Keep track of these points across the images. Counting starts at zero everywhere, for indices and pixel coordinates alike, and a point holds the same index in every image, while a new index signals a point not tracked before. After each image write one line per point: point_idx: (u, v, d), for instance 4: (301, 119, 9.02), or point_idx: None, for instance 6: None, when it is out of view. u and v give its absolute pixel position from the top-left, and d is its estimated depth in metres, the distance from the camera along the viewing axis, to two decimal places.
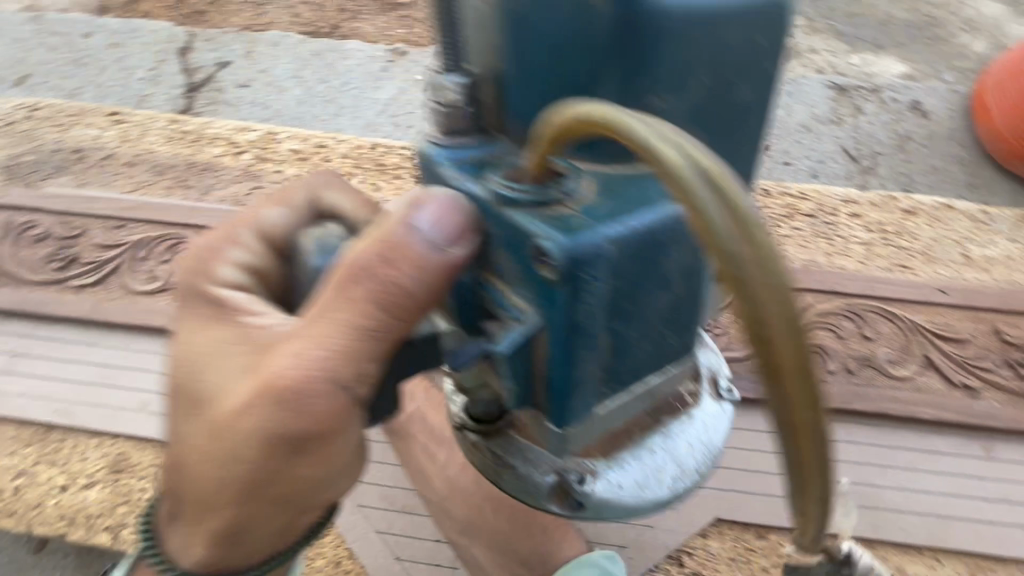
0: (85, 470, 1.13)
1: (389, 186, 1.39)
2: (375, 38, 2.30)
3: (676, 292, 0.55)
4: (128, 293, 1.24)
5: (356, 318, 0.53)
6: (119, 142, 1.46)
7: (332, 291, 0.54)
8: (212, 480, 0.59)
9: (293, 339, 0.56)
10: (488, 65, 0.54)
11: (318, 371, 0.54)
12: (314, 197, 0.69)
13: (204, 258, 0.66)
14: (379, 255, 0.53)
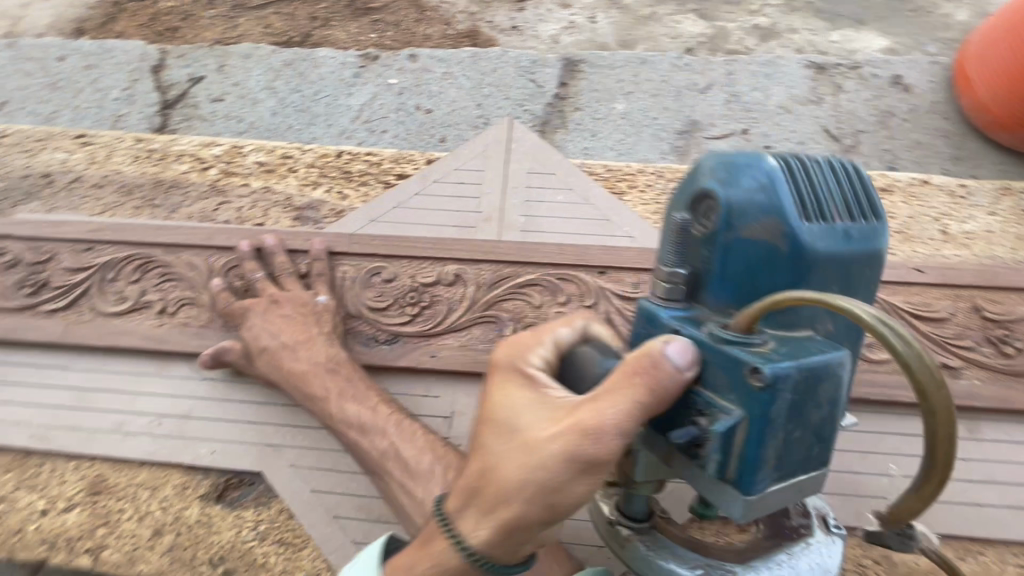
0: (65, 493, 1.14)
1: (356, 194, 1.39)
2: (347, 44, 2.29)
3: (830, 427, 0.68)
4: (99, 315, 1.23)
5: (639, 394, 0.65)
6: (86, 165, 1.45)
7: (622, 375, 0.67)
8: (504, 492, 0.69)
9: (591, 399, 0.68)
10: (702, 265, 0.75)
11: (610, 421, 0.66)
12: (586, 325, 0.83)
13: (518, 351, 0.80)
14: (646, 363, 0.66)
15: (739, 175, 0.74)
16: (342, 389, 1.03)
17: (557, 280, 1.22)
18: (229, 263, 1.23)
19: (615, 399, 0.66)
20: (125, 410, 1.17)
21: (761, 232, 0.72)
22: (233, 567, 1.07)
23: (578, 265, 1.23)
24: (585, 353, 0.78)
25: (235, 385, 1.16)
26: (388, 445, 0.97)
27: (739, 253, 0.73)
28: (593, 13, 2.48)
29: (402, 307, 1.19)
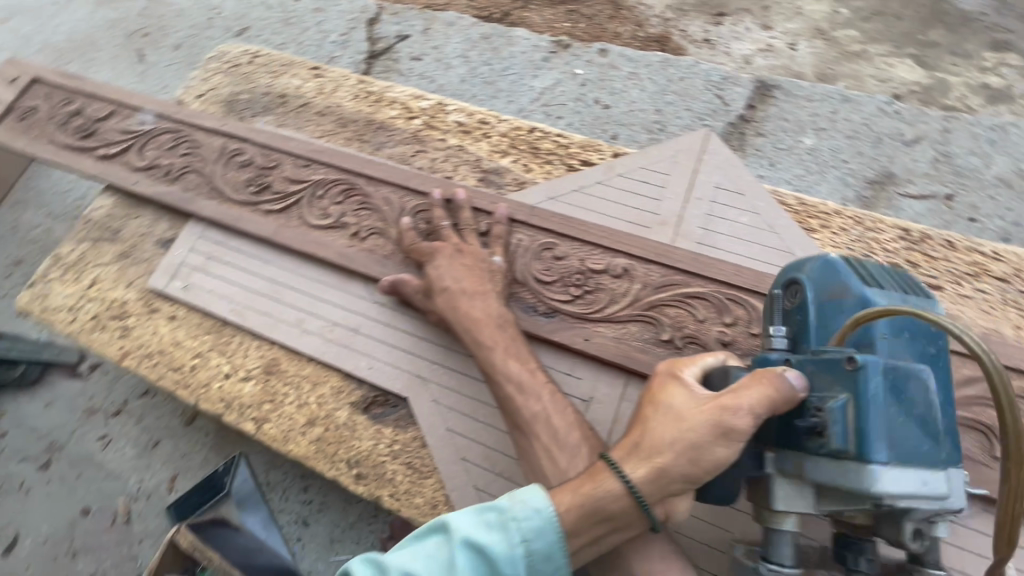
0: (245, 365, 1.32)
1: (540, 171, 1.45)
2: (542, 28, 2.37)
3: (931, 428, 0.77)
4: (304, 224, 1.40)
5: (771, 389, 0.83)
6: (315, 94, 1.64)
7: (756, 376, 0.86)
8: (654, 447, 0.89)
9: (730, 389, 0.87)
10: (796, 324, 0.93)
11: (746, 405, 0.83)
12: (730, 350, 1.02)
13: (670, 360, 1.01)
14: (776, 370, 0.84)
15: (819, 269, 0.93)
16: (508, 347, 1.08)
17: (727, 300, 1.18)
18: (421, 207, 1.35)
19: (747, 388, 0.84)
20: (306, 310, 1.33)
21: (841, 295, 0.88)
22: (365, 473, 1.19)
23: (755, 292, 1.17)
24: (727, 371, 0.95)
25: (401, 314, 1.27)
26: (541, 411, 1.00)
27: (827, 314, 0.89)
28: (795, 40, 2.34)
29: (567, 285, 1.23)
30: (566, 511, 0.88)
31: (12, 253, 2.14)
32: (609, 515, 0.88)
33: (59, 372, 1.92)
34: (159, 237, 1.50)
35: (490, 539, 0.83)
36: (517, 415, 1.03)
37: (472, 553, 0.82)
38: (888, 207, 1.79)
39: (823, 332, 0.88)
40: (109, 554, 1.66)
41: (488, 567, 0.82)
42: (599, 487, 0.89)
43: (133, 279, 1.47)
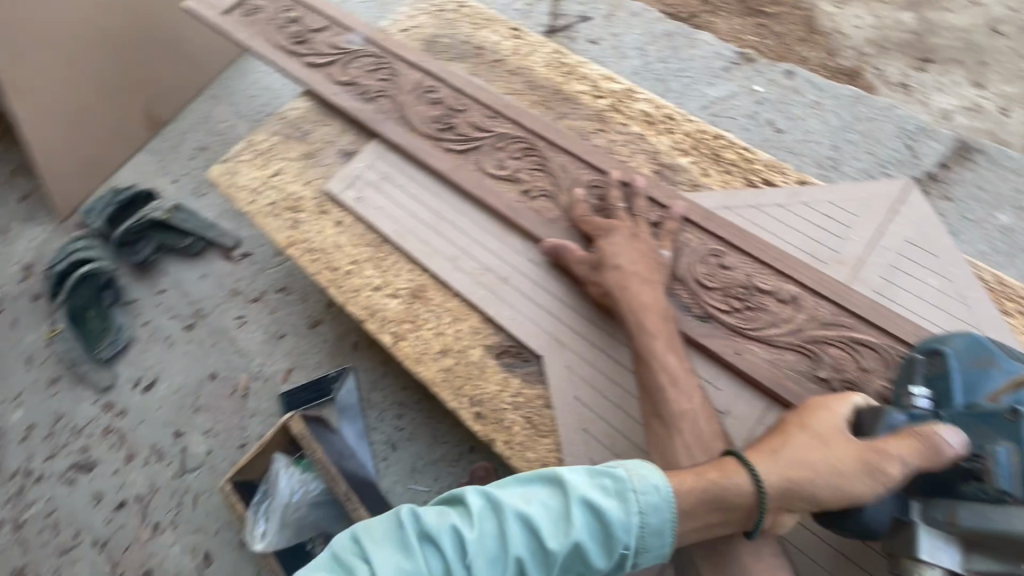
0: (395, 284, 1.40)
1: (718, 178, 1.42)
2: (727, 36, 2.29)
3: None
4: (479, 170, 1.47)
5: (933, 452, 0.86)
6: (511, 54, 1.71)
7: (921, 435, 0.87)
8: (795, 463, 0.93)
9: (891, 439, 0.89)
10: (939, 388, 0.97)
11: (905, 460, 0.87)
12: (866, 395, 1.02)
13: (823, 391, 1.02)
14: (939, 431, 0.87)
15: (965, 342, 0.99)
16: (669, 339, 1.07)
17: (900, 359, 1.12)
18: (596, 184, 1.38)
19: (908, 445, 0.88)
20: (464, 249, 1.39)
21: (987, 364, 0.95)
22: (484, 414, 1.23)
23: None
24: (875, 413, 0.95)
25: (555, 279, 1.30)
26: (690, 409, 1.01)
27: (973, 381, 0.95)
28: (1008, 105, 2.12)
29: (727, 297, 1.22)
30: (690, 491, 0.92)
31: (200, 139, 2.41)
32: (728, 505, 0.93)
33: (215, 249, 2.14)
34: (342, 150, 1.62)
35: (607, 504, 0.88)
36: (665, 407, 1.02)
37: (587, 511, 0.88)
38: None
39: (972, 398, 0.93)
40: (224, 418, 1.85)
41: (601, 527, 0.88)
42: (728, 479, 0.93)
43: (312, 179, 1.59)
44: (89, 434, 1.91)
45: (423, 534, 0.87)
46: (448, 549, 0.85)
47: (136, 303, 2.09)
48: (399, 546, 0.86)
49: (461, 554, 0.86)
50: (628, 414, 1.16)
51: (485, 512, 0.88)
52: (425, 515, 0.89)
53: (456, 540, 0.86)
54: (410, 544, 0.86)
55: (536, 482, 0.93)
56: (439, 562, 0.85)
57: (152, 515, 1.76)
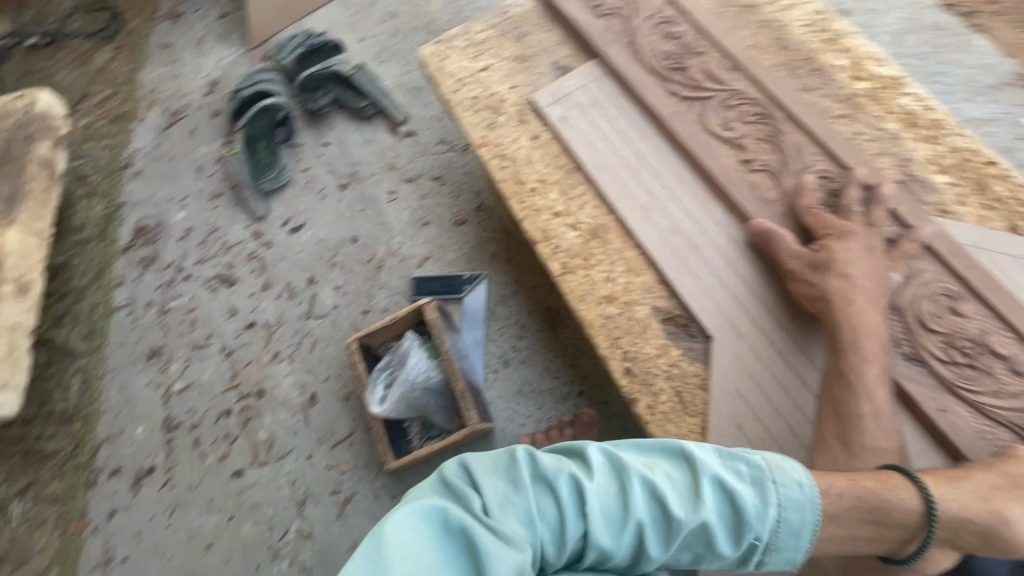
0: (577, 214, 1.34)
1: (976, 210, 1.21)
2: (1008, 47, 1.89)
3: None
4: (701, 123, 1.34)
5: None
6: (768, 3, 1.50)
7: None
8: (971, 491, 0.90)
9: None
10: None
11: None
12: None
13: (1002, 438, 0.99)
14: None
15: None
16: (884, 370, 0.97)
17: None
18: (833, 176, 1.22)
19: None
20: (660, 201, 1.30)
21: None
22: (633, 372, 1.19)
23: None
24: None
25: (752, 263, 1.19)
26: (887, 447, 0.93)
27: None
28: None
29: (949, 346, 1.07)
30: (840, 495, 0.87)
31: (393, 6, 2.36)
32: (886, 520, 0.87)
33: (383, 120, 2.16)
34: (555, 60, 1.53)
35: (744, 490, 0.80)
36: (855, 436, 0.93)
37: (711, 490, 0.80)
38: None
39: None
40: (356, 282, 1.93)
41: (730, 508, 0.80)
42: (889, 491, 0.88)
43: (517, 84, 1.52)
44: (235, 253, 2.06)
45: (539, 473, 0.79)
46: (567, 493, 0.78)
47: (301, 149, 2.16)
48: (509, 479, 0.79)
49: (574, 497, 0.78)
50: (789, 427, 1.09)
51: (606, 467, 0.81)
52: (541, 457, 0.81)
53: (573, 487, 0.79)
54: (522, 480, 0.78)
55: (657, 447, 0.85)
56: (552, 506, 0.77)
57: (274, 343, 1.91)
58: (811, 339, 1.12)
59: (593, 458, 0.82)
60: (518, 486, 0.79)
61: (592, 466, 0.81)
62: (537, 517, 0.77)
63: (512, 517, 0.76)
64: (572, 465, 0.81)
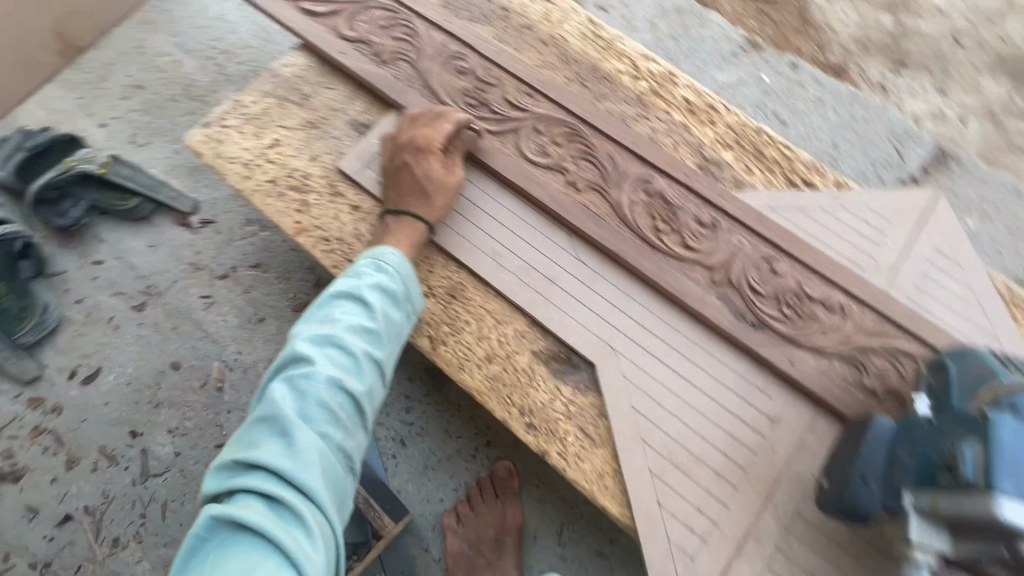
0: (427, 279, 1.26)
1: (761, 176, 1.39)
2: (733, 18, 2.22)
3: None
4: (519, 156, 1.34)
5: (880, 348, 1.19)
6: (541, 20, 1.53)
7: (871, 340, 1.20)
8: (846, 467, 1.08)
9: (858, 349, 1.19)
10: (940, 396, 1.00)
11: (874, 372, 1.17)
12: (858, 326, 1.21)
13: (821, 333, 1.20)
14: (879, 333, 1.20)
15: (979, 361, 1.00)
16: None
17: (895, 352, 1.19)
18: (651, 179, 1.32)
19: (871, 344, 1.19)
20: (505, 243, 1.27)
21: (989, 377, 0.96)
22: (536, 425, 1.17)
23: (918, 342, 1.19)
24: (859, 326, 1.21)
25: (606, 282, 1.24)
26: None
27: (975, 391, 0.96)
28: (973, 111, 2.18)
29: (779, 304, 1.22)
30: None
31: (134, 75, 1.97)
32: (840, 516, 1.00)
33: (167, 215, 1.80)
34: (352, 119, 1.40)
35: (379, 346, 0.97)
36: None
37: (376, 348, 0.96)
38: None
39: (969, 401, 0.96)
40: (195, 416, 1.60)
41: (377, 343, 0.97)
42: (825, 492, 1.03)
43: (318, 154, 1.36)
44: (10, 436, 1.57)
45: (250, 511, 0.73)
46: (339, 406, 0.87)
47: (64, 276, 1.72)
48: (342, 363, 0.91)
49: (356, 339, 0.94)
50: (686, 424, 1.15)
51: (325, 360, 0.90)
52: (239, 455, 0.79)
53: (366, 329, 0.97)
54: (352, 344, 0.93)
55: (329, 304, 0.99)
56: (357, 373, 0.91)
57: (107, 529, 1.50)
58: (680, 340, 1.20)
59: (311, 366, 0.87)
60: (245, 536, 0.71)
61: (308, 367, 0.87)
62: (356, 366, 0.92)
63: (353, 386, 0.90)
64: (308, 393, 0.85)
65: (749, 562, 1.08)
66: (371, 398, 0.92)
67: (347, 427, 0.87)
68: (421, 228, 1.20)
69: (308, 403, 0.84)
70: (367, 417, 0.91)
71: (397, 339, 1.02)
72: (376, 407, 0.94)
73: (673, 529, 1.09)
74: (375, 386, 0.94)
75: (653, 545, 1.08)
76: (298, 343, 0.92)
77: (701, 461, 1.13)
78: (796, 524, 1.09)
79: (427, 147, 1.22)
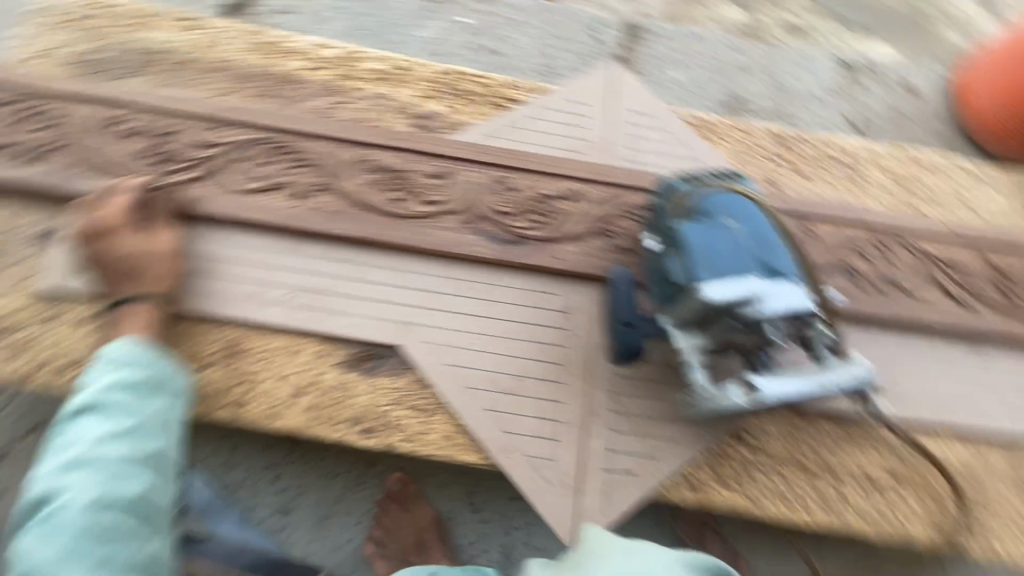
0: (199, 351, 1.19)
1: (471, 110, 1.48)
2: None
3: (721, 260, 1.00)
4: (233, 191, 1.28)
5: (618, 209, 1.35)
6: (198, 49, 1.44)
7: (609, 207, 1.35)
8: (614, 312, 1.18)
9: (603, 219, 1.34)
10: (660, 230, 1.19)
11: (623, 231, 1.34)
12: (596, 201, 1.36)
13: (571, 221, 1.34)
14: (612, 199, 1.36)
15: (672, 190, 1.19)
16: None
17: (631, 207, 1.36)
18: (372, 156, 1.34)
19: (612, 211, 1.35)
20: (261, 280, 1.23)
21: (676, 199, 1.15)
22: (371, 427, 1.19)
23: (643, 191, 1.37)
24: (596, 201, 1.36)
25: (373, 268, 1.26)
26: None
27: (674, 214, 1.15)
28: None
29: (528, 213, 1.33)
30: None
31: None
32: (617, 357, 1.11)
33: None
34: (32, 233, 1.22)
35: (145, 442, 0.91)
36: None
37: (142, 447, 0.91)
38: (754, 112, 1.99)
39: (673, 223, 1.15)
40: None
41: (140, 435, 0.92)
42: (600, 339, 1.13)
43: (12, 288, 1.20)
44: None
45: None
46: (116, 518, 0.82)
47: None
48: (104, 477, 0.85)
49: (110, 447, 0.88)
50: (498, 352, 1.23)
51: (81, 479, 0.84)
52: None
53: (123, 431, 0.90)
54: (104, 455, 0.87)
55: (71, 424, 0.92)
56: (129, 481, 0.86)
57: None
58: (459, 285, 1.26)
59: (66, 494, 0.82)
60: None
61: (58, 503, 0.81)
62: (119, 476, 0.86)
63: (130, 490, 0.85)
64: (67, 524, 0.79)
65: (597, 436, 1.20)
66: (156, 499, 0.88)
67: (133, 534, 0.83)
68: (146, 307, 1.13)
69: (73, 533, 0.78)
70: (155, 516, 0.87)
71: (167, 428, 0.97)
72: (163, 503, 0.89)
73: (527, 444, 1.18)
74: (154, 482, 0.89)
75: (516, 469, 1.17)
76: (42, 480, 0.84)
77: (524, 376, 1.22)
78: (619, 384, 1.24)
79: (111, 230, 1.14)
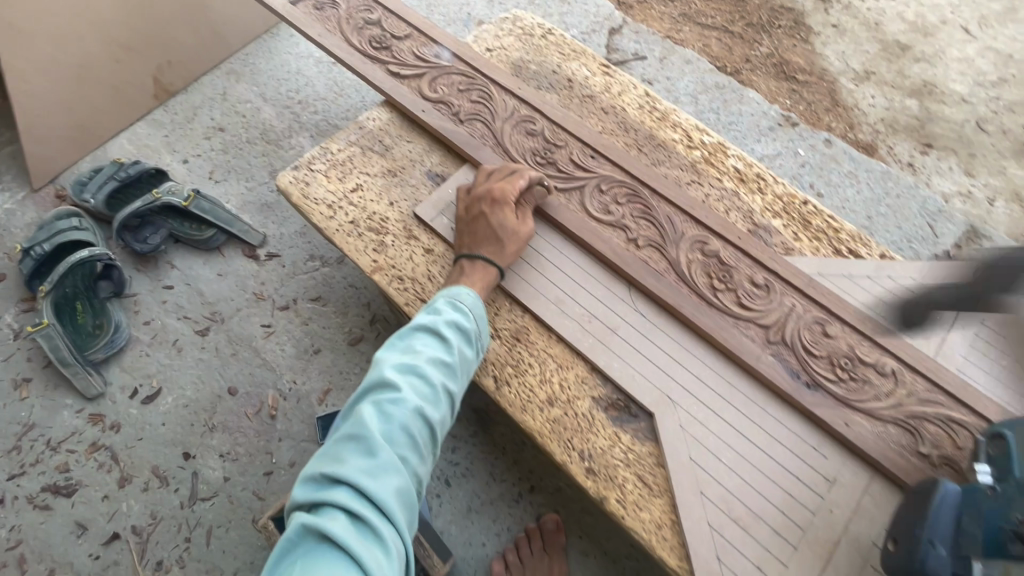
0: (494, 321, 1.33)
1: (809, 242, 1.47)
2: (768, 96, 2.40)
3: None
4: (583, 212, 1.44)
5: (933, 415, 1.22)
6: (603, 91, 1.67)
7: (924, 407, 1.23)
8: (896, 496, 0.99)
9: (913, 415, 1.22)
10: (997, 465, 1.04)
11: (929, 439, 1.20)
12: (911, 393, 1.24)
13: (876, 398, 1.24)
14: (930, 401, 1.23)
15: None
16: None
17: (949, 420, 1.21)
18: (707, 240, 1.40)
19: (926, 413, 1.22)
20: (569, 292, 1.35)
21: None
22: (595, 470, 1.20)
23: (969, 411, 1.22)
24: (911, 393, 1.24)
25: (664, 334, 1.30)
26: None
27: None
28: (994, 195, 2.25)
29: (833, 366, 1.27)
30: None
31: (216, 117, 2.16)
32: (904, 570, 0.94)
33: (236, 245, 1.92)
34: (429, 170, 1.52)
35: (453, 381, 1.03)
36: None
37: (450, 384, 1.03)
38: None
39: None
40: (246, 441, 1.64)
41: (452, 373, 1.04)
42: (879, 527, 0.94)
43: (396, 200, 1.47)
44: (68, 450, 1.62)
45: (337, 524, 0.78)
46: (419, 432, 0.93)
47: (136, 299, 1.82)
48: (424, 394, 0.97)
49: (434, 371, 1.01)
50: (744, 478, 1.17)
51: (410, 386, 0.97)
52: (325, 470, 0.85)
53: (444, 363, 1.03)
54: (430, 376, 0.99)
55: (409, 334, 1.07)
56: (435, 407, 0.97)
57: (153, 552, 1.51)
58: (735, 394, 1.24)
59: (400, 392, 0.94)
60: (328, 552, 0.76)
61: (396, 393, 0.94)
62: (432, 399, 0.98)
63: (433, 415, 0.96)
64: (392, 416, 0.91)
65: None
66: (441, 432, 0.98)
67: (421, 452, 0.93)
68: (491, 270, 1.27)
69: (395, 426, 0.91)
70: (436, 444, 0.97)
71: (464, 376, 1.09)
72: (444, 438, 0.99)
73: None
74: (446, 417, 1.00)
75: None
76: (383, 368, 0.99)
77: (759, 517, 1.15)
78: None
79: (503, 199, 1.31)
